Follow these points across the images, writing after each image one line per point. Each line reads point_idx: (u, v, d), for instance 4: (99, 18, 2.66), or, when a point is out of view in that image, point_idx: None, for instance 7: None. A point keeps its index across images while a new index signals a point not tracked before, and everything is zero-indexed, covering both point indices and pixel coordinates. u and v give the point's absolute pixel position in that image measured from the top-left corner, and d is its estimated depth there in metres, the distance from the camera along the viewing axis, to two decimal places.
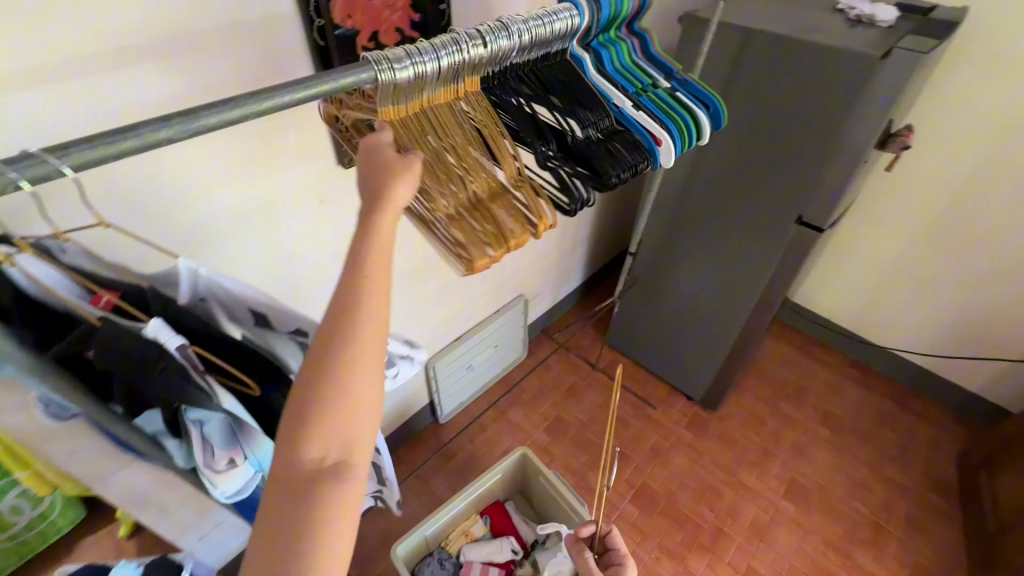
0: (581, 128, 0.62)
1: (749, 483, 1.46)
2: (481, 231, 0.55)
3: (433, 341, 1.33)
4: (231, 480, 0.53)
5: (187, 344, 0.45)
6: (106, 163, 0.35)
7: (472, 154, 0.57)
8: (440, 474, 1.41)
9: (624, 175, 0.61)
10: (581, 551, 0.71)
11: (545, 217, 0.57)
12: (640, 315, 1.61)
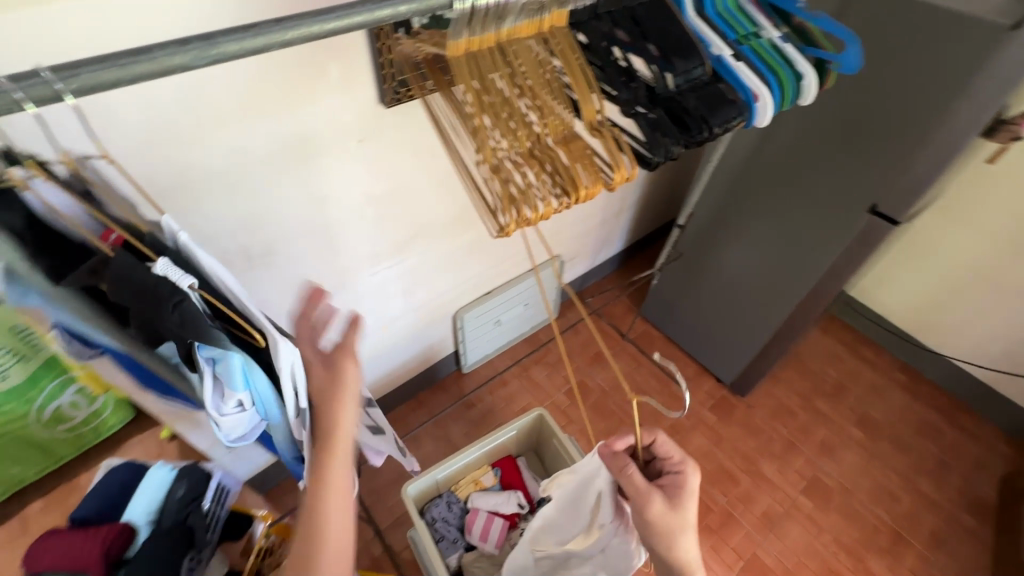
0: (673, 79, 0.54)
1: (768, 474, 1.43)
2: (545, 179, 0.51)
3: (464, 292, 1.32)
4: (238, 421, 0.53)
5: (197, 286, 0.45)
6: (117, 87, 0.33)
7: (545, 96, 0.51)
8: (457, 421, 1.44)
9: (718, 131, 0.54)
10: (627, 469, 0.73)
11: (624, 167, 0.50)
12: (679, 291, 1.54)
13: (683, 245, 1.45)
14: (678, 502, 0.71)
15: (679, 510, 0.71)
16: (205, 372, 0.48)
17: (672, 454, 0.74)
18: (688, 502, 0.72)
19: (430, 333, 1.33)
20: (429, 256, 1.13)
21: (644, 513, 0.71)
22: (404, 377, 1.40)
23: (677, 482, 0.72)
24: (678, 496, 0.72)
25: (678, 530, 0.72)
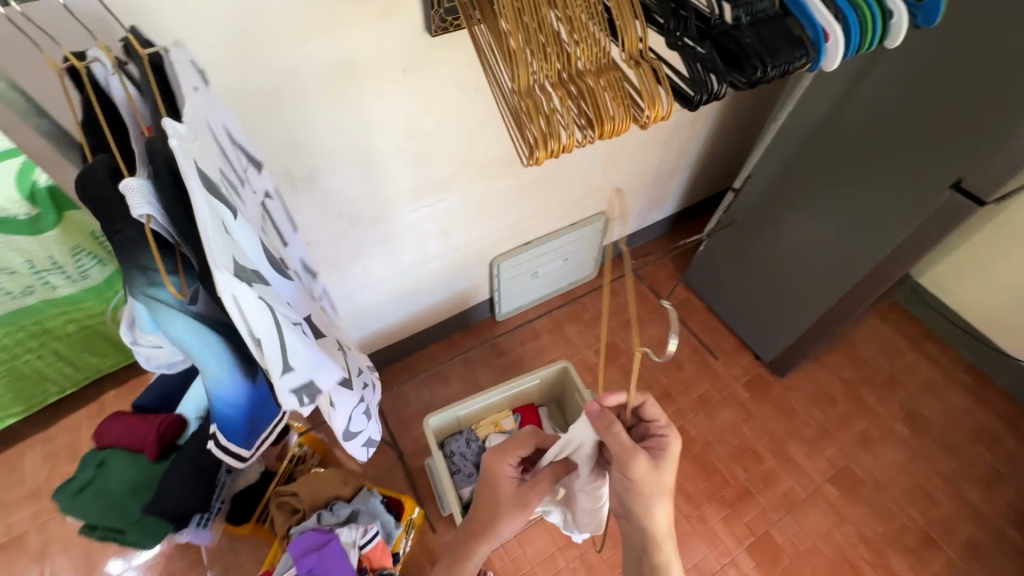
0: (731, 11, 0.51)
1: (796, 458, 1.38)
2: (577, 112, 0.50)
3: (504, 238, 1.31)
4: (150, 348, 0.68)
5: (144, 216, 0.45)
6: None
7: (585, 20, 0.49)
8: (486, 365, 1.48)
9: (774, 73, 0.51)
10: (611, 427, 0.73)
11: (660, 106, 0.50)
12: (726, 259, 1.48)
13: (736, 210, 1.38)
14: (661, 463, 0.73)
15: (662, 471, 0.73)
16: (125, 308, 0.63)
17: (658, 419, 0.78)
18: (669, 466, 0.74)
19: (466, 277, 1.35)
20: (470, 197, 1.12)
21: (627, 469, 0.72)
22: (439, 317, 1.44)
23: (662, 444, 0.75)
24: (660, 457, 0.74)
25: (654, 492, 0.73)
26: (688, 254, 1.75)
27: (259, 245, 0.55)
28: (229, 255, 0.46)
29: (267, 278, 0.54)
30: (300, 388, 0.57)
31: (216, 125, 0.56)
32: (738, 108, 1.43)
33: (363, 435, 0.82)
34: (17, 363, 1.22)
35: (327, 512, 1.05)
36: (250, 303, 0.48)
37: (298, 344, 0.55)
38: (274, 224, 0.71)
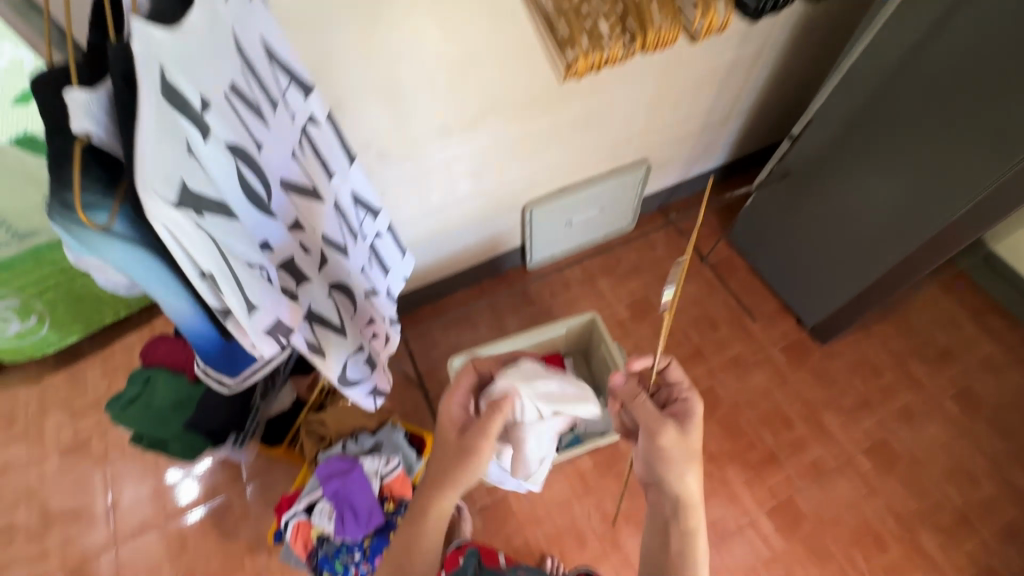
0: None
1: (830, 428, 1.33)
2: (625, 28, 0.65)
3: (538, 182, 1.26)
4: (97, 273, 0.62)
5: (85, 131, 0.46)
6: None
7: None
8: (514, 314, 1.47)
9: None
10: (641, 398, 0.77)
11: (714, 16, 0.67)
12: (774, 215, 1.38)
13: (793, 159, 1.27)
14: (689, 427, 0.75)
15: (691, 435, 0.75)
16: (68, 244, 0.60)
17: (682, 381, 0.82)
18: (697, 430, 0.76)
19: (497, 222, 1.32)
20: (502, 136, 1.07)
21: (655, 438, 0.74)
22: (470, 263, 1.43)
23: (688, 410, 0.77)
24: (688, 422, 0.76)
25: (683, 459, 0.73)
26: (734, 210, 1.65)
27: (236, 173, 0.55)
28: (173, 177, 0.46)
29: (232, 211, 0.54)
30: (273, 328, 0.61)
31: (241, 40, 0.57)
32: (801, 47, 1.30)
33: (368, 383, 0.93)
34: (77, 285, 1.36)
35: (352, 441, 1.10)
36: (183, 231, 0.47)
37: (254, 280, 0.57)
38: (317, 152, 0.72)
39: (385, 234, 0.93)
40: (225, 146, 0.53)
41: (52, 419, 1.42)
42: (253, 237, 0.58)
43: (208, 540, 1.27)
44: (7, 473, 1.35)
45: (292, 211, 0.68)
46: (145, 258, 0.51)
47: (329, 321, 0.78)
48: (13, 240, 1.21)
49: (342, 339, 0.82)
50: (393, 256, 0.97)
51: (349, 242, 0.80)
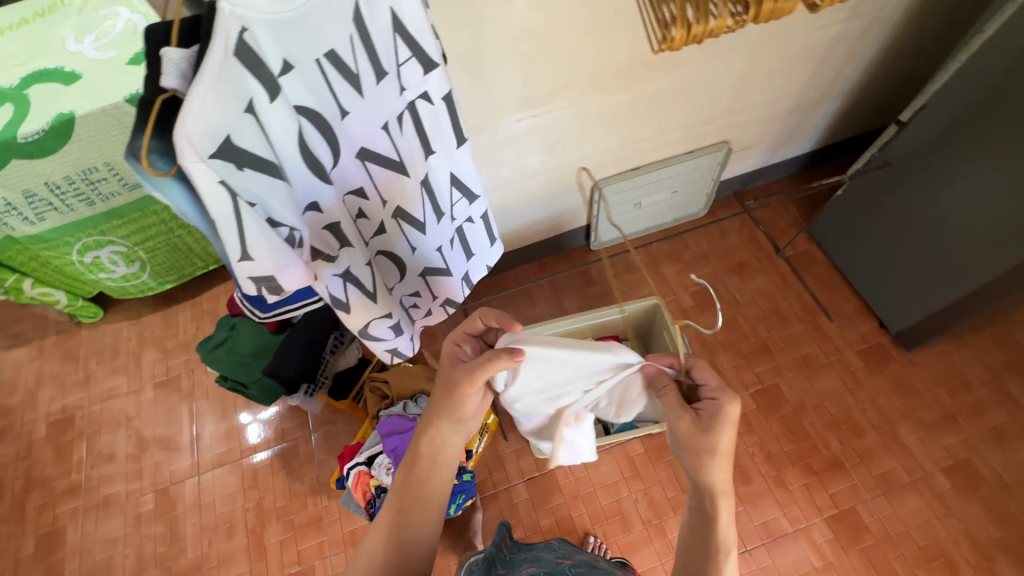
0: None
1: (906, 440, 1.24)
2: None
3: (610, 160, 1.23)
4: None
5: (165, 80, 0.47)
6: None
7: None
8: (573, 293, 1.45)
9: None
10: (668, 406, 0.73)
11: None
12: (869, 208, 1.27)
13: (897, 147, 1.16)
14: (712, 426, 0.68)
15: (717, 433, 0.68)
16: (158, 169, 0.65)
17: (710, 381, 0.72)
18: (726, 430, 0.68)
19: (565, 198, 1.30)
20: (579, 111, 1.05)
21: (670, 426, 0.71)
22: (535, 239, 1.42)
23: (716, 405, 0.69)
24: (711, 421, 0.68)
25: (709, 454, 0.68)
26: (818, 200, 1.54)
27: (297, 138, 0.59)
28: (217, 129, 0.48)
29: (276, 171, 0.57)
30: (262, 282, 0.58)
31: (364, 10, 0.57)
32: (920, 23, 1.18)
33: (391, 343, 0.93)
34: (175, 237, 1.49)
35: (413, 403, 1.13)
36: (207, 184, 0.48)
37: (261, 236, 0.54)
38: (420, 129, 0.71)
39: (479, 219, 0.92)
40: (293, 107, 0.57)
41: (149, 355, 1.57)
42: (293, 202, 0.60)
43: (277, 478, 1.37)
44: (110, 399, 1.52)
45: (358, 178, 0.71)
46: (190, 205, 0.52)
47: (365, 285, 0.78)
48: (123, 189, 1.31)
49: (374, 305, 0.81)
50: (483, 243, 0.98)
51: (429, 219, 0.83)
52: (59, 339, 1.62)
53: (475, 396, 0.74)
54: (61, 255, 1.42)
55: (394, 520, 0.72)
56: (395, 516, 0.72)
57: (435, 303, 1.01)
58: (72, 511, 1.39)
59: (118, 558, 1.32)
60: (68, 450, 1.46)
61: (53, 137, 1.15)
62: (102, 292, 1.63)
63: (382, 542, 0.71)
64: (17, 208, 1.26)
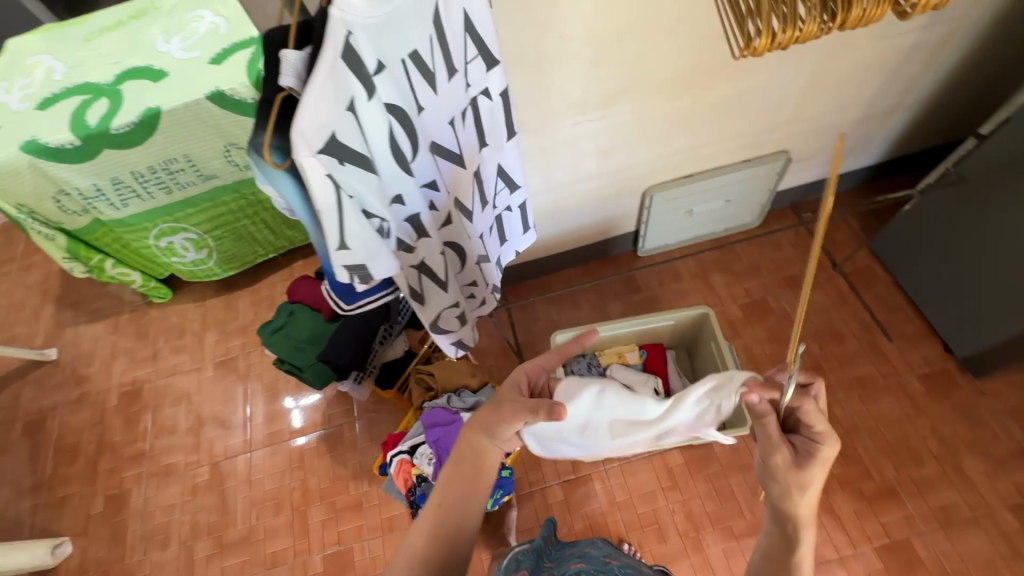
0: None
1: (970, 473, 1.17)
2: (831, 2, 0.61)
3: (664, 166, 1.22)
4: None
5: (286, 82, 0.51)
6: None
7: None
8: (618, 299, 1.44)
9: None
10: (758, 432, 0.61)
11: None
12: (939, 224, 1.21)
13: (973, 163, 1.11)
14: (805, 464, 0.59)
15: (805, 472, 0.58)
16: None
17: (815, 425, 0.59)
18: (818, 470, 0.59)
19: (616, 204, 1.30)
20: (637, 116, 1.06)
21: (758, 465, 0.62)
22: (582, 242, 1.43)
23: (813, 445, 0.59)
24: (806, 461, 0.59)
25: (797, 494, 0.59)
26: (882, 215, 1.48)
27: (387, 134, 0.61)
28: (326, 127, 0.52)
29: (370, 165, 0.60)
30: (353, 268, 0.63)
31: (443, 14, 0.62)
32: (1005, 31, 1.12)
33: (455, 335, 0.98)
34: (241, 226, 1.58)
35: (455, 397, 1.15)
36: (318, 178, 0.52)
37: (357, 228, 0.60)
38: (477, 122, 0.77)
39: (517, 210, 0.98)
40: (384, 106, 0.60)
41: (211, 336, 1.68)
42: (382, 194, 0.64)
43: (322, 460, 1.43)
44: (174, 375, 1.63)
45: (430, 171, 0.73)
46: (296, 197, 0.57)
47: (436, 274, 0.84)
48: (198, 179, 1.41)
49: (443, 292, 0.88)
50: (515, 229, 1.02)
51: (477, 207, 0.86)
52: (133, 316, 1.75)
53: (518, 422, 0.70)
54: (140, 238, 1.54)
55: (438, 515, 0.69)
56: (438, 510, 0.70)
57: (488, 291, 1.03)
58: (136, 476, 1.49)
59: (174, 524, 1.41)
60: (136, 419, 1.58)
61: (141, 130, 1.25)
62: (171, 275, 1.74)
63: (425, 535, 0.69)
64: (106, 193, 1.38)
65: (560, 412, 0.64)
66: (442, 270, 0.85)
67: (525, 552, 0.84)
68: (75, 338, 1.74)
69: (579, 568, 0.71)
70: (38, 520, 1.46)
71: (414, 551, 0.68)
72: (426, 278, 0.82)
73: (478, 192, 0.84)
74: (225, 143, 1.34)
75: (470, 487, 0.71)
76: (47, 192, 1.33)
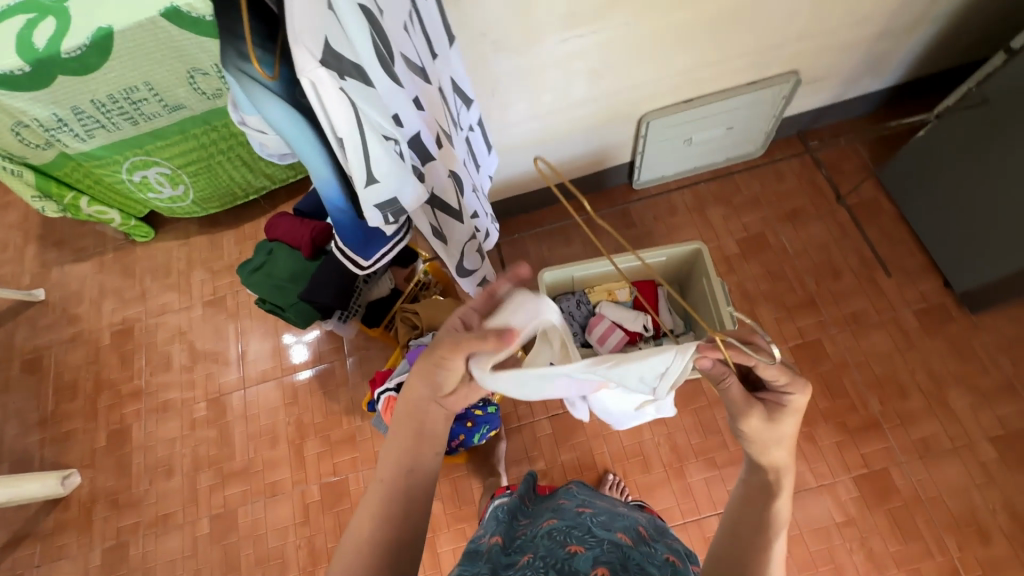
0: None
1: (953, 405, 1.18)
2: None
3: (664, 89, 1.13)
4: (252, 116, 0.72)
5: None
6: None
7: None
8: (610, 234, 1.39)
9: None
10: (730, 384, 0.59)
11: None
12: (952, 154, 1.14)
13: (998, 83, 1.02)
14: (778, 417, 0.57)
15: (781, 425, 0.57)
16: (247, 123, 0.75)
17: (778, 377, 0.57)
18: (790, 419, 0.58)
19: (609, 133, 1.23)
20: (631, 30, 0.96)
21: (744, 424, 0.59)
22: (575, 174, 1.35)
23: (783, 396, 0.58)
24: (777, 410, 0.58)
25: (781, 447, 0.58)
26: (895, 143, 1.39)
27: (371, 36, 0.58)
28: (318, 34, 0.51)
29: (368, 78, 0.59)
30: (384, 206, 0.67)
31: None
32: None
33: (479, 273, 0.99)
34: (215, 162, 1.50)
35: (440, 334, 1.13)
36: (331, 93, 0.53)
37: (380, 149, 0.61)
38: (423, 28, 0.72)
39: (476, 128, 0.93)
40: (357, 6, 0.57)
41: (197, 275, 1.65)
42: (387, 110, 0.62)
43: (315, 398, 1.45)
44: (164, 313, 1.62)
45: (413, 86, 0.68)
46: (286, 115, 0.62)
47: (448, 205, 0.82)
48: (164, 110, 1.32)
49: (460, 224, 0.86)
50: (482, 150, 0.98)
51: (452, 127, 0.81)
52: (117, 256, 1.72)
53: (460, 364, 0.64)
54: (112, 173, 1.47)
55: (372, 508, 0.61)
56: (382, 481, 0.63)
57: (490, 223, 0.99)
58: (136, 412, 1.52)
59: (177, 456, 1.46)
60: (131, 357, 1.59)
61: (95, 53, 1.14)
62: (151, 213, 1.69)
63: (369, 510, 0.61)
64: (69, 124, 1.29)
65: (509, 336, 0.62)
66: (455, 198, 0.81)
67: (496, 517, 0.77)
68: (62, 277, 1.71)
69: (550, 526, 0.64)
70: (46, 454, 1.50)
71: (362, 535, 0.59)
72: (443, 212, 0.83)
73: (450, 104, 0.81)
74: (189, 68, 1.24)
75: (414, 455, 0.65)
76: (5, 123, 1.25)
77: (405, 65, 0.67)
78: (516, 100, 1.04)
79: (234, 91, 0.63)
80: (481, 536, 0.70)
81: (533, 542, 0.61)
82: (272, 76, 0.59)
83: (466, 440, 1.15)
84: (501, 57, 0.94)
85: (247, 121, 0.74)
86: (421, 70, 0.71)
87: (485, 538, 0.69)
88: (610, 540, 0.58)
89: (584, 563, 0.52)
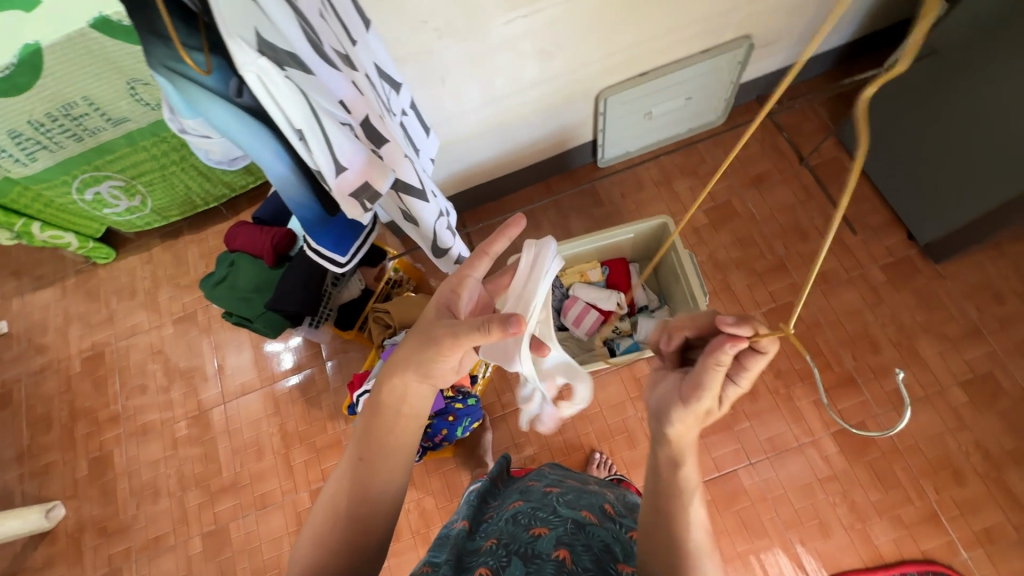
0: None
1: (924, 355, 1.20)
2: None
3: (619, 63, 1.11)
4: (187, 121, 0.68)
5: None
6: None
7: None
8: (578, 215, 1.38)
9: None
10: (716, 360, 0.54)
11: None
12: (907, 108, 1.15)
13: (946, 34, 1.02)
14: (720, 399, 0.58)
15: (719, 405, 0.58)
16: (186, 129, 0.71)
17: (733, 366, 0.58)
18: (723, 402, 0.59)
19: (567, 113, 1.21)
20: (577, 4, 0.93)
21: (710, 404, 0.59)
22: (537, 157, 1.34)
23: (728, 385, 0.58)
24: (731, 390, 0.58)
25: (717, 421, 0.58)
26: (852, 100, 1.40)
27: (299, 22, 0.57)
28: (248, 25, 0.50)
29: (307, 65, 0.57)
30: (358, 193, 0.68)
31: None
32: None
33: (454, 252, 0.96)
34: (169, 173, 1.46)
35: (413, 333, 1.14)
36: (279, 83, 0.52)
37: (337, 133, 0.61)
38: (337, 15, 0.69)
39: (410, 112, 0.91)
40: None
41: (164, 292, 1.61)
42: (332, 95, 0.61)
43: (297, 406, 1.44)
44: (134, 334, 1.58)
45: (348, 71, 0.67)
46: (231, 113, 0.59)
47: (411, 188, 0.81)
48: (108, 124, 1.27)
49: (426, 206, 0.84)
50: (421, 134, 0.95)
51: (388, 111, 0.80)
52: (79, 280, 1.67)
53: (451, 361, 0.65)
54: (62, 193, 1.42)
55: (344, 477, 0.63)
56: (358, 464, 0.63)
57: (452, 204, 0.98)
58: (116, 437, 1.49)
59: (161, 478, 1.44)
60: (104, 382, 1.55)
61: (25, 72, 1.08)
62: (110, 232, 1.64)
63: (342, 484, 0.63)
64: (7, 149, 1.23)
65: (516, 325, 0.57)
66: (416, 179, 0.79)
67: (467, 501, 0.77)
68: (24, 308, 1.66)
69: (516, 508, 0.64)
70: (27, 489, 1.47)
71: (329, 501, 0.62)
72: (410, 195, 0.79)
73: (380, 89, 0.79)
74: (127, 80, 1.19)
75: (389, 443, 0.64)
76: None
77: (335, 51, 0.65)
78: (466, 85, 1.02)
79: (170, 94, 0.60)
80: (451, 521, 0.70)
81: (496, 527, 0.61)
82: (206, 71, 0.56)
83: (450, 433, 1.15)
84: (440, 42, 0.91)
85: (185, 127, 0.70)
86: (348, 55, 0.69)
87: (455, 522, 0.68)
88: (573, 519, 0.59)
89: (545, 545, 0.54)
